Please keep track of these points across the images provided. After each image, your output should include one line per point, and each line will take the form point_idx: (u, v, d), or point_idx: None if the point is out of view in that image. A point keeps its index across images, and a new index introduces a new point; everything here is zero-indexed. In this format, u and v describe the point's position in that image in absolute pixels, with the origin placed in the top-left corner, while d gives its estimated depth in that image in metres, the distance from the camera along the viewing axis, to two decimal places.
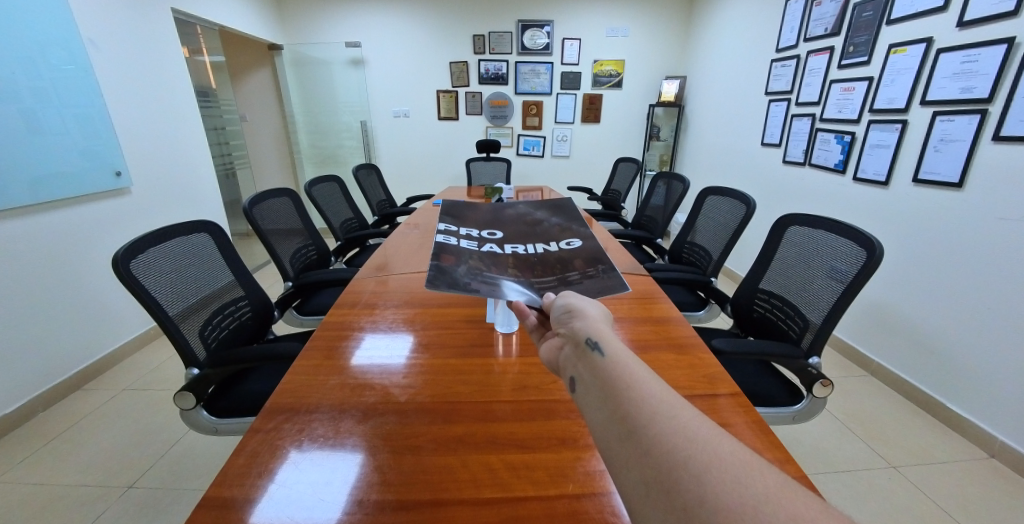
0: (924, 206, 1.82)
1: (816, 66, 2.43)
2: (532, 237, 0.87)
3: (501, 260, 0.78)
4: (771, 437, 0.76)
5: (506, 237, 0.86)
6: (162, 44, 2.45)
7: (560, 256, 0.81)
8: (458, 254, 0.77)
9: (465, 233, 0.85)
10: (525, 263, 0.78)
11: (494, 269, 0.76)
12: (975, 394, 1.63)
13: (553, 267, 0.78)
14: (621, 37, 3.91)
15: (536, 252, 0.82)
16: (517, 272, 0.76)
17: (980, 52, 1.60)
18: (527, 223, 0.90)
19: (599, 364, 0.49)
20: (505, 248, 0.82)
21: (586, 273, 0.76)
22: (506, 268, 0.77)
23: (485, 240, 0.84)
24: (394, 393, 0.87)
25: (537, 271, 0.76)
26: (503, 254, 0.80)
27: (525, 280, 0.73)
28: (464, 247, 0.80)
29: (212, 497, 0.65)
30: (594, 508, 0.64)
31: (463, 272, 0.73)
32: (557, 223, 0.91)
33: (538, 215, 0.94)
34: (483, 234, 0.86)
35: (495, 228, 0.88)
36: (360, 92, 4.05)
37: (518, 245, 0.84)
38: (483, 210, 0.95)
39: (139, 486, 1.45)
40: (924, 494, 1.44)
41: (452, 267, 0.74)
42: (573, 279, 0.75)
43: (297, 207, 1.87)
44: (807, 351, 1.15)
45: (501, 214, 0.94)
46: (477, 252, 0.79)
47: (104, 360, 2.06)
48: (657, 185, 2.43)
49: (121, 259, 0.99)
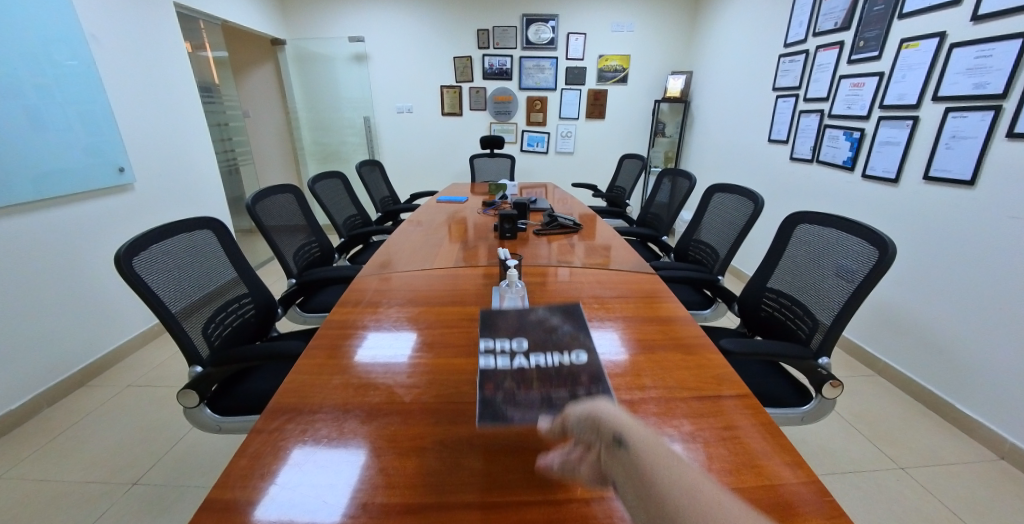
0: (935, 205, 1.80)
1: (825, 62, 2.39)
2: (549, 344, 0.82)
3: (526, 375, 0.76)
4: (781, 441, 0.75)
5: (529, 347, 0.82)
6: (166, 40, 2.44)
7: (572, 366, 0.78)
8: (493, 378, 0.76)
9: (489, 347, 0.82)
10: (546, 376, 0.76)
11: (523, 389, 0.74)
12: (985, 395, 1.60)
13: (565, 378, 0.76)
14: (627, 32, 3.87)
15: (553, 362, 0.79)
16: (541, 389, 0.74)
17: (993, 47, 1.56)
18: (547, 328, 0.86)
19: (630, 464, 0.47)
20: (530, 359, 0.79)
21: (596, 388, 0.74)
22: (531, 384, 0.75)
23: (514, 353, 0.81)
24: (398, 393, 0.86)
25: (557, 387, 0.74)
26: (530, 367, 0.77)
27: (549, 402, 0.72)
28: (496, 365, 0.78)
29: (214, 499, 0.64)
30: (603, 513, 0.63)
31: (501, 401, 0.72)
32: (569, 330, 0.86)
33: (554, 320, 0.89)
34: (509, 344, 0.83)
35: (520, 343, 0.82)
36: (363, 88, 4.02)
37: (537, 355, 0.80)
38: (506, 315, 0.91)
39: (142, 483, 1.46)
40: (933, 496, 1.42)
41: (491, 397, 0.73)
42: (581, 394, 0.73)
43: (300, 203, 1.85)
44: (816, 352, 1.13)
45: (525, 318, 0.89)
46: (508, 370, 0.77)
47: (107, 357, 2.07)
48: (663, 182, 2.40)
49: (124, 257, 0.98)
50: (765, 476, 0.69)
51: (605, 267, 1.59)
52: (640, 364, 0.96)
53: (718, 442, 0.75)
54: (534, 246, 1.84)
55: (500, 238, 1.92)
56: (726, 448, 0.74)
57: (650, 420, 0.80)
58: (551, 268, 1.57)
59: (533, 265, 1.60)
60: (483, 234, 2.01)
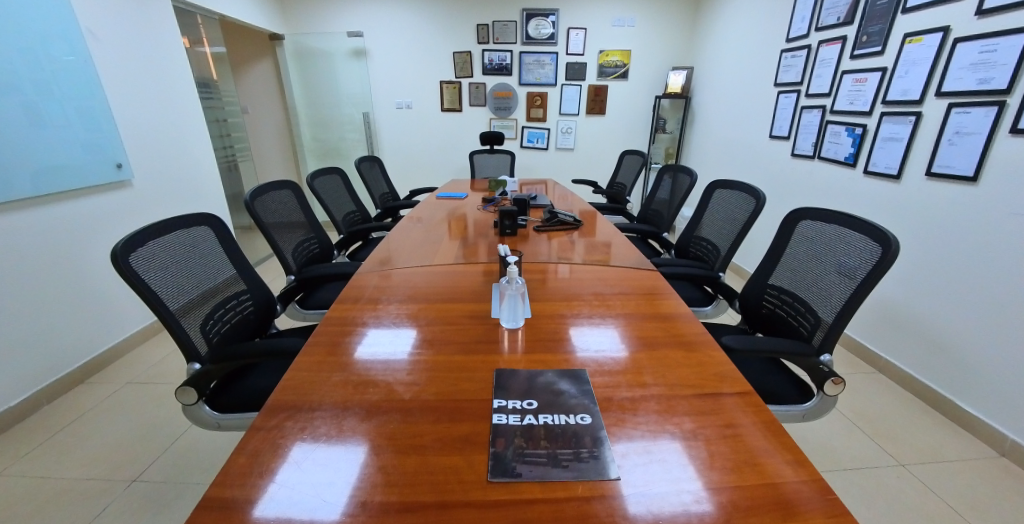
0: (938, 201, 1.79)
1: (827, 57, 2.37)
2: (557, 405, 0.81)
3: (534, 433, 0.75)
4: (784, 439, 0.75)
5: (540, 407, 0.81)
6: (164, 35, 2.42)
7: (576, 427, 0.76)
8: (504, 433, 0.75)
9: (499, 407, 0.81)
10: (554, 435, 0.75)
11: (531, 446, 0.72)
12: (988, 392, 1.60)
13: (569, 438, 0.74)
14: (628, 27, 3.85)
15: (560, 422, 0.77)
16: (549, 447, 0.72)
17: (998, 42, 1.55)
18: (554, 391, 0.85)
19: None
20: (539, 418, 0.79)
21: (598, 452, 0.71)
22: (539, 441, 0.73)
23: (523, 411, 0.80)
24: (398, 391, 0.86)
25: (563, 446, 0.72)
26: (538, 425, 0.77)
27: (555, 461, 0.70)
28: (507, 422, 0.78)
29: (212, 498, 0.64)
30: (605, 512, 0.62)
31: (511, 455, 0.71)
32: (577, 392, 0.85)
33: (561, 383, 0.88)
34: (520, 403, 0.82)
35: (530, 403, 0.82)
36: (362, 83, 4.00)
37: (546, 415, 0.79)
38: (518, 376, 0.90)
39: (143, 480, 1.46)
40: (933, 493, 1.42)
41: (502, 451, 0.71)
42: (584, 456, 0.71)
43: (299, 200, 1.84)
44: (818, 349, 1.12)
45: (534, 381, 0.89)
46: (518, 426, 0.76)
47: (106, 354, 2.06)
48: (663, 179, 2.39)
49: (121, 253, 0.97)
50: (767, 474, 0.68)
51: (606, 263, 1.58)
52: (642, 361, 0.96)
53: (720, 439, 0.74)
54: (534, 242, 1.83)
55: (500, 235, 1.91)
56: (728, 446, 0.73)
57: (652, 417, 0.79)
58: (551, 264, 1.56)
59: (533, 262, 1.59)
60: (483, 231, 2.00)
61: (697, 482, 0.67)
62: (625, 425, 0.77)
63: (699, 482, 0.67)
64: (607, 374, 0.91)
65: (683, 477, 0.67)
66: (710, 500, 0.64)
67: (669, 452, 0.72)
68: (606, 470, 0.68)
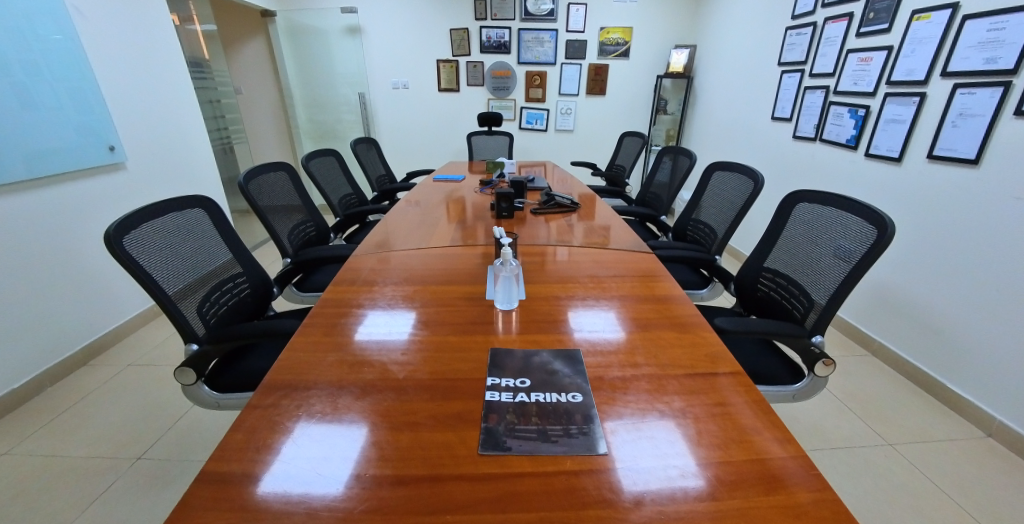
0: (940, 185, 1.77)
1: (833, 35, 2.32)
2: (550, 385, 0.82)
3: (526, 410, 0.76)
4: (771, 417, 0.76)
5: (533, 386, 0.82)
6: (152, 9, 2.34)
7: (567, 405, 0.77)
8: (498, 410, 0.76)
9: (492, 384, 0.83)
10: (546, 412, 0.76)
11: (521, 423, 0.74)
12: (980, 376, 1.62)
13: (561, 415, 0.75)
14: (630, 3, 3.74)
15: (552, 401, 0.78)
16: (540, 424, 0.74)
17: (1007, 19, 1.51)
18: (549, 370, 0.86)
19: None
20: (531, 396, 0.80)
21: (588, 429, 0.73)
22: (530, 417, 0.75)
23: (517, 390, 0.81)
24: (392, 370, 0.87)
25: (552, 424, 0.74)
26: (530, 402, 0.78)
27: (546, 437, 0.71)
28: (500, 399, 0.79)
29: (211, 472, 0.65)
30: (592, 485, 0.64)
31: (502, 430, 0.72)
32: (570, 372, 0.86)
33: (555, 362, 0.88)
34: (513, 382, 0.83)
35: (524, 382, 0.83)
36: (358, 62, 3.91)
37: (537, 394, 0.80)
38: (513, 355, 0.91)
39: (148, 457, 1.49)
40: (918, 470, 1.46)
41: (494, 426, 0.73)
42: (573, 432, 0.72)
43: (294, 182, 1.83)
44: (811, 330, 1.13)
45: (529, 360, 0.89)
46: (510, 403, 0.78)
47: (106, 337, 2.08)
48: (663, 160, 2.36)
49: (115, 236, 0.97)
50: (753, 450, 0.70)
51: (604, 247, 1.58)
52: (636, 341, 0.97)
53: (708, 417, 0.76)
54: (531, 225, 1.82)
55: (498, 218, 1.91)
56: (717, 423, 0.74)
57: (642, 396, 0.80)
58: (549, 247, 1.55)
59: (531, 245, 1.58)
60: (481, 213, 1.99)
61: (687, 458, 0.68)
62: (615, 404, 0.78)
63: (688, 458, 0.68)
64: (599, 354, 0.92)
65: (671, 453, 0.69)
66: (697, 475, 0.66)
67: (658, 429, 0.73)
68: (597, 447, 0.70)
